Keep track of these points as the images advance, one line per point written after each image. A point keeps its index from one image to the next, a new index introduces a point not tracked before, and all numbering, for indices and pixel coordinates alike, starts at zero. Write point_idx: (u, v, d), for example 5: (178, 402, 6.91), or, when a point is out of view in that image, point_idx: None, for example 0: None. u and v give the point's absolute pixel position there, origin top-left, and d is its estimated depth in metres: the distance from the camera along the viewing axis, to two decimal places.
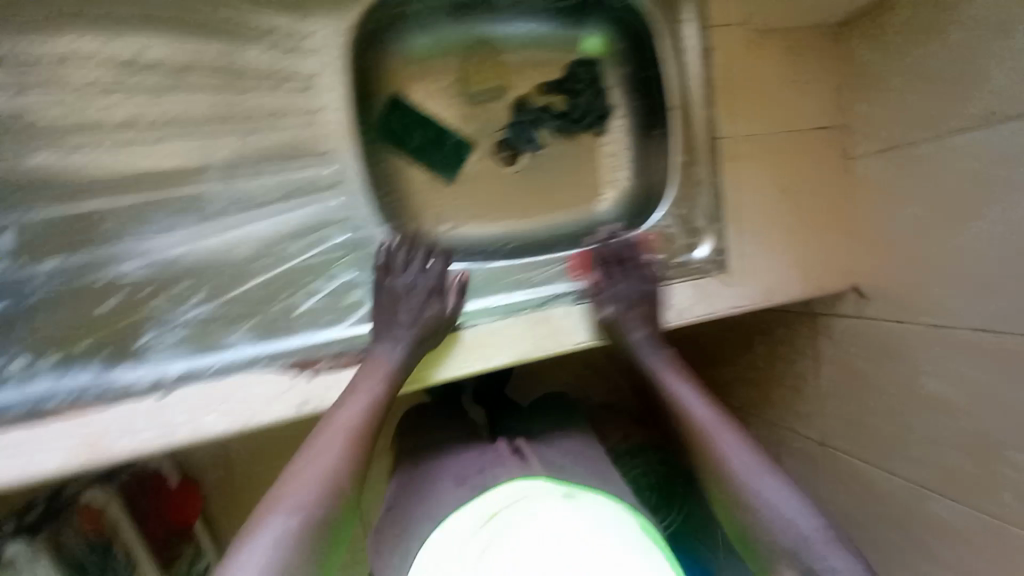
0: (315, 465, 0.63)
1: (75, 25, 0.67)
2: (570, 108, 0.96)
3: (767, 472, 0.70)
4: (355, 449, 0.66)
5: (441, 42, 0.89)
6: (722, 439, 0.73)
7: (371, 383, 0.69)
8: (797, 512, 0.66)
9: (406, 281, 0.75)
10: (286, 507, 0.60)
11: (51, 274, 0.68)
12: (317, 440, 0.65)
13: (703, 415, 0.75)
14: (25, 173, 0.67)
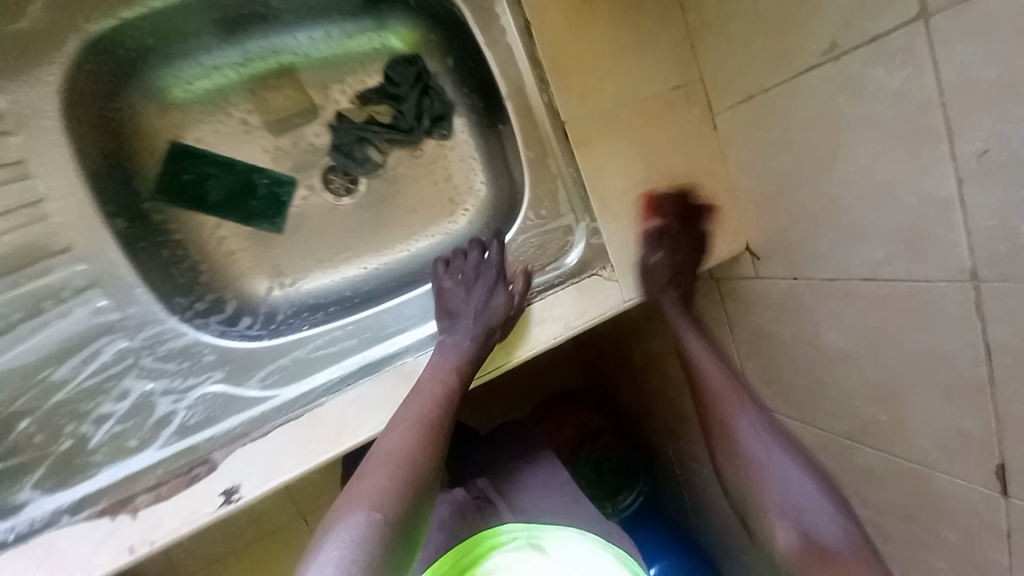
0: (397, 457, 0.59)
1: None
2: (397, 116, 0.82)
3: (776, 447, 0.73)
4: (432, 432, 0.61)
5: (214, 72, 0.74)
6: (728, 407, 0.78)
7: (439, 372, 0.66)
8: (800, 482, 0.69)
9: (476, 272, 0.73)
10: (351, 520, 0.54)
11: None
12: (388, 425, 0.62)
13: (716, 378, 0.81)
14: None
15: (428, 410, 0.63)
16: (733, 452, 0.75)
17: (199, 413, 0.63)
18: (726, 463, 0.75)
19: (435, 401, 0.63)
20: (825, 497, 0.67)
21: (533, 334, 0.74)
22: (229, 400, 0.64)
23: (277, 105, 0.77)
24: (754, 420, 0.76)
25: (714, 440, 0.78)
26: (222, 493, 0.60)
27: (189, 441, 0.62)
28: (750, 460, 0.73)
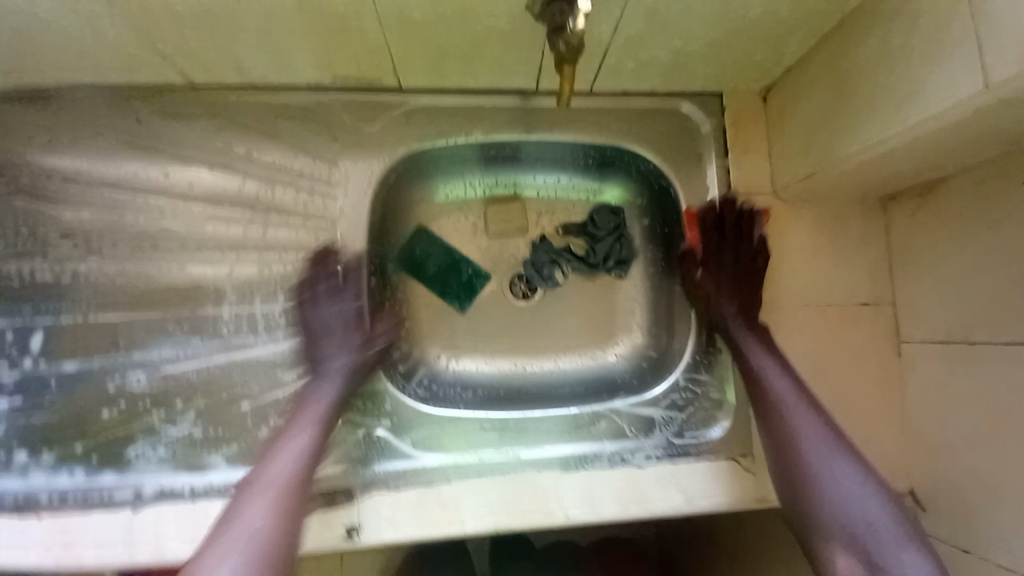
0: (220, 561, 0.59)
1: (143, 153, 0.76)
2: (589, 251, 0.93)
3: (839, 455, 0.68)
4: (284, 513, 0.64)
5: (468, 188, 0.93)
6: (794, 420, 0.70)
7: (306, 425, 0.69)
8: (881, 511, 0.65)
9: (337, 311, 0.77)
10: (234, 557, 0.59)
11: (68, 376, 0.73)
12: (248, 501, 0.64)
13: (784, 394, 0.72)
14: (67, 283, 0.75)
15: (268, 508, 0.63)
16: (792, 459, 0.69)
17: (362, 448, 0.73)
18: (780, 472, 0.71)
19: (290, 486, 0.65)
20: (901, 528, 0.63)
21: (656, 498, 0.73)
22: (389, 446, 0.73)
23: (501, 219, 0.93)
24: (819, 435, 0.69)
25: (773, 443, 0.71)
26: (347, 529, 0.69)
27: (342, 469, 0.71)
28: (810, 478, 0.68)
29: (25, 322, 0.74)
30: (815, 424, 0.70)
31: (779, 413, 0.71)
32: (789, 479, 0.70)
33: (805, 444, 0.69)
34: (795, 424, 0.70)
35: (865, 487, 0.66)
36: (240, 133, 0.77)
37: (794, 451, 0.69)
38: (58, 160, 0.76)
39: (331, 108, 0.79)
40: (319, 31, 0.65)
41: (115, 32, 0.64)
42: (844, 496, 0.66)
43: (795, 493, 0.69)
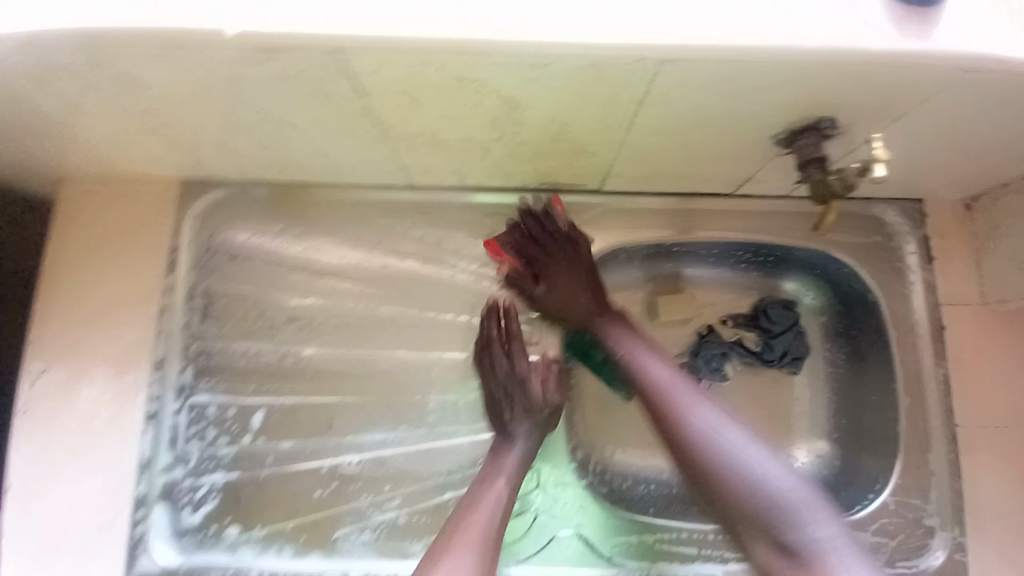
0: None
1: (360, 243, 0.83)
2: (763, 346, 0.91)
3: (742, 435, 0.68)
4: (486, 550, 0.65)
5: (638, 273, 0.94)
6: (679, 399, 0.70)
7: (502, 471, 0.72)
8: (761, 461, 0.66)
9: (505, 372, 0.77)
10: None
11: (283, 454, 0.78)
12: (464, 522, 0.67)
13: (661, 376, 0.73)
14: (286, 365, 0.81)
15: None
16: (692, 435, 0.68)
17: (566, 545, 0.79)
18: (685, 453, 0.68)
19: (486, 534, 0.66)
20: (815, 494, 0.64)
21: None
22: (587, 549, 0.79)
23: (671, 310, 0.94)
24: (708, 409, 0.69)
25: (654, 399, 0.72)
26: None
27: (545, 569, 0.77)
28: (710, 445, 0.67)
29: (247, 400, 0.80)
30: (701, 400, 0.70)
31: (670, 404, 0.70)
32: (679, 452, 0.69)
33: (696, 416, 0.69)
34: (676, 396, 0.71)
35: (762, 461, 0.66)
36: (451, 229, 0.83)
37: (694, 420, 0.69)
38: (286, 250, 0.84)
39: (531, 208, 0.83)
40: (560, 152, 0.69)
41: (376, 150, 0.71)
42: (734, 453, 0.66)
43: (684, 452, 0.68)
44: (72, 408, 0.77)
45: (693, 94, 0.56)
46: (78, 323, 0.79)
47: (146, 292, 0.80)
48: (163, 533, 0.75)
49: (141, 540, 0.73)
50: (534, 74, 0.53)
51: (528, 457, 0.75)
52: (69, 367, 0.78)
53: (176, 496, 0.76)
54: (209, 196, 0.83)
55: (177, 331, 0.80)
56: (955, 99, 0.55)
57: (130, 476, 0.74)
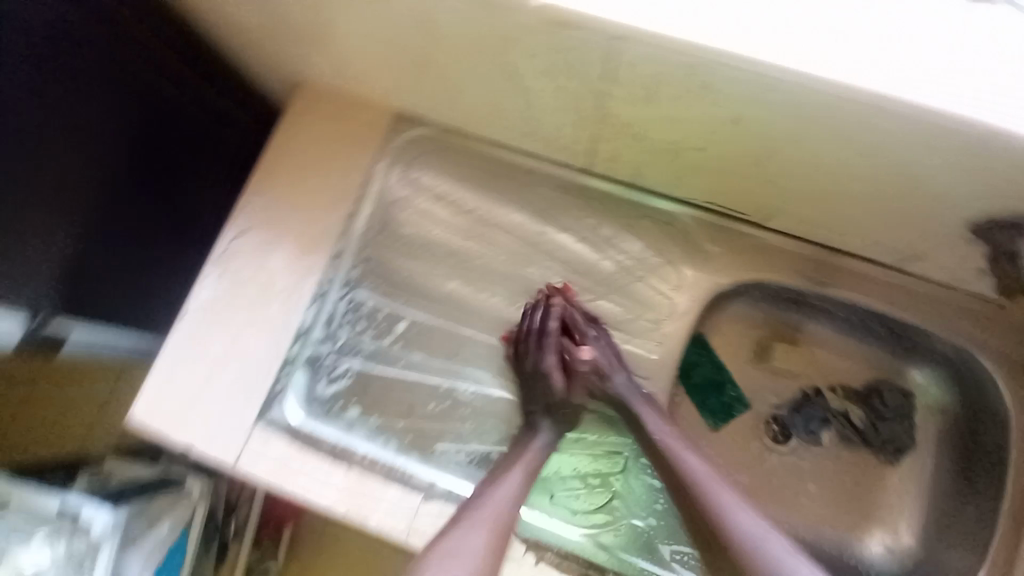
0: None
1: (527, 208, 0.93)
2: (867, 426, 0.93)
3: (775, 535, 0.70)
4: (494, 539, 0.71)
5: (770, 311, 0.95)
6: (712, 492, 0.74)
7: (526, 461, 0.80)
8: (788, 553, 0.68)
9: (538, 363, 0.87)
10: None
11: (414, 363, 0.96)
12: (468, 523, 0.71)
13: (689, 464, 0.77)
14: (439, 292, 0.94)
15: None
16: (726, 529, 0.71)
17: (628, 533, 0.84)
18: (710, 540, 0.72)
19: (496, 521, 0.72)
20: None
21: None
22: (648, 545, 0.84)
23: (787, 360, 0.96)
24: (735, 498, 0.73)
25: (684, 487, 0.76)
26: None
27: (599, 547, 0.81)
28: (747, 542, 0.69)
29: (396, 308, 0.92)
30: (733, 495, 0.74)
31: (703, 499, 0.74)
32: (716, 549, 0.72)
33: (728, 512, 0.72)
34: (698, 481, 0.75)
35: (785, 554, 0.68)
36: (609, 218, 0.90)
37: (722, 505, 0.72)
38: (462, 195, 0.96)
39: (687, 223, 0.88)
40: (751, 177, 0.75)
41: (585, 132, 0.78)
42: (758, 542, 0.69)
43: (712, 539, 0.72)
44: (257, 268, 0.89)
45: (922, 160, 0.60)
46: (280, 200, 0.90)
47: (339, 194, 0.90)
48: (298, 393, 0.88)
49: (281, 395, 0.86)
50: (782, 99, 0.58)
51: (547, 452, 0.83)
52: (263, 235, 0.89)
53: (318, 367, 0.90)
54: (411, 132, 0.93)
55: (356, 233, 0.91)
56: None
57: (288, 338, 0.86)
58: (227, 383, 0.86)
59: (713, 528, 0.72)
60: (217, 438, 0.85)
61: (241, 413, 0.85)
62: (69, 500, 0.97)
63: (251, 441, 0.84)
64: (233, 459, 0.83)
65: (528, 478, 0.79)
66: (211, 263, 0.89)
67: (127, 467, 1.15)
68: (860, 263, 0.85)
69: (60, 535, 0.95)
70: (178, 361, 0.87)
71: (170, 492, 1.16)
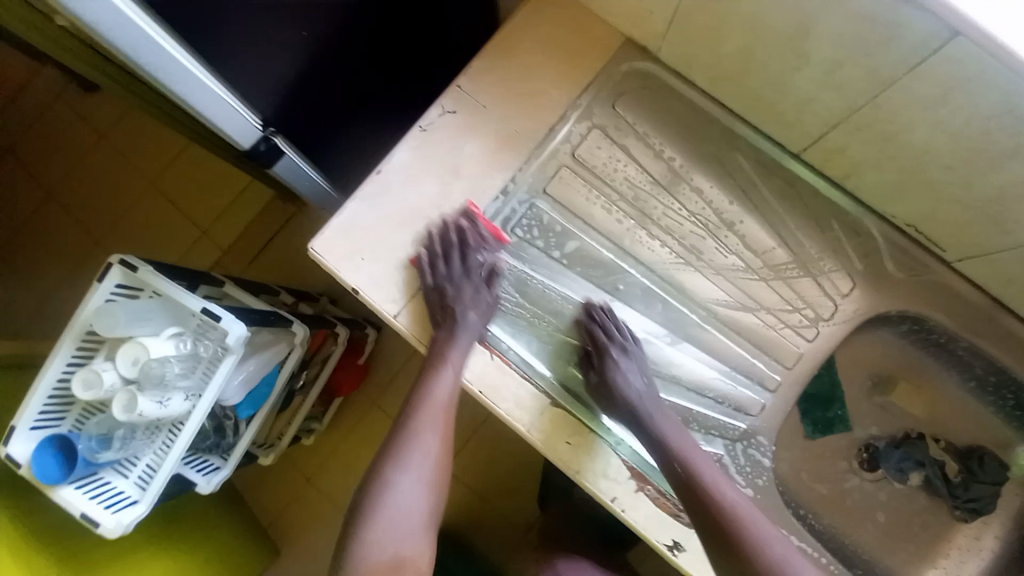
0: (414, 463, 0.83)
1: (719, 176, 0.95)
2: (959, 481, 0.95)
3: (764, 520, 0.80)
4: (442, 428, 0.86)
5: (903, 351, 0.98)
6: (713, 481, 0.80)
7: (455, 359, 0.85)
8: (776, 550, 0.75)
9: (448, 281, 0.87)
10: (421, 457, 0.84)
11: (568, 282, 0.96)
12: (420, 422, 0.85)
13: (688, 450, 0.83)
14: (614, 225, 0.96)
15: (434, 422, 0.86)
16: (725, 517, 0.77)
17: None
18: (705, 522, 0.78)
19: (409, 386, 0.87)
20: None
21: None
22: None
23: (905, 399, 0.99)
24: (732, 494, 0.80)
25: (683, 475, 0.81)
26: (673, 543, 0.83)
27: None
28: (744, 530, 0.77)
29: (571, 227, 0.97)
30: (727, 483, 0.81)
31: (704, 487, 0.79)
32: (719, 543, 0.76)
33: (728, 503, 0.79)
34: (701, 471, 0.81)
35: (765, 544, 0.76)
36: (797, 211, 0.93)
37: (721, 496, 0.79)
38: (661, 142, 0.96)
39: (874, 238, 0.91)
40: (981, 213, 0.76)
41: (837, 120, 0.78)
42: (748, 532, 0.76)
43: (717, 533, 0.77)
44: (453, 149, 0.91)
45: None
46: (492, 91, 0.91)
47: (553, 106, 0.92)
48: None
49: (451, 271, 0.87)
50: None
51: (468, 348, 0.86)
52: (467, 120, 0.91)
53: (484, 259, 0.96)
54: (641, 67, 0.94)
55: (555, 145, 0.94)
56: None
57: (466, 223, 0.92)
58: (408, 245, 0.90)
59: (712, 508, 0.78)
60: (381, 290, 0.90)
61: (407, 275, 0.90)
62: (207, 307, 0.90)
63: (412, 302, 0.90)
64: (395, 312, 0.90)
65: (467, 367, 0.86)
66: (417, 130, 0.91)
67: (240, 293, 1.16)
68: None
69: (183, 335, 0.91)
70: (358, 206, 0.90)
71: (278, 328, 1.16)
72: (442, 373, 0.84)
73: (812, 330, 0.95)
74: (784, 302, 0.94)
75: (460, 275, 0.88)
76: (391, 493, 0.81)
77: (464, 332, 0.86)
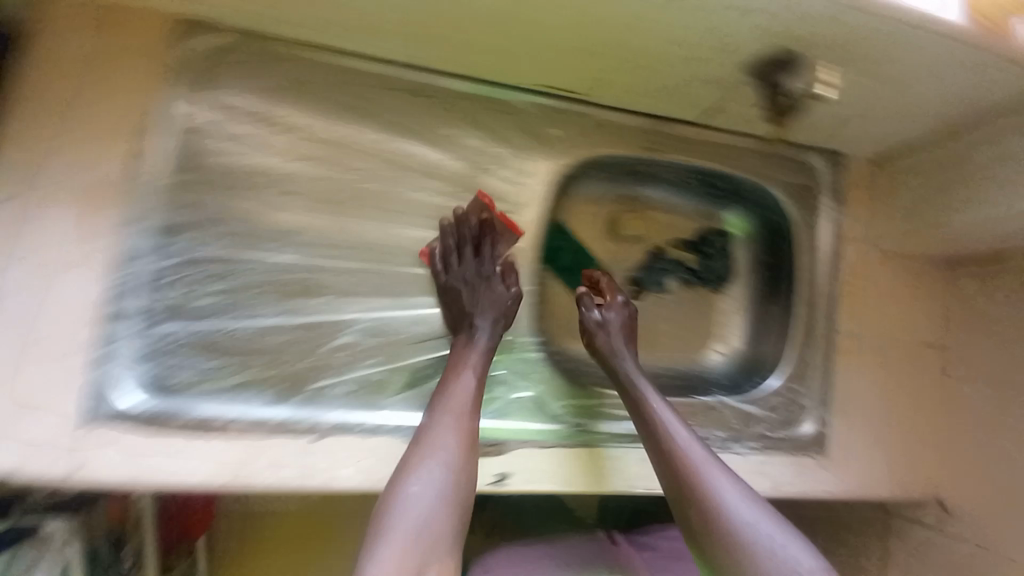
0: (421, 480, 0.67)
1: (354, 119, 0.84)
2: (699, 266, 1.08)
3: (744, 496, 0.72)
4: (462, 428, 0.73)
5: (611, 190, 1.04)
6: (693, 460, 0.74)
7: (460, 366, 0.78)
8: (757, 530, 0.69)
9: (470, 275, 0.83)
10: (430, 469, 0.68)
11: (259, 312, 0.80)
12: (435, 420, 0.72)
13: (671, 420, 0.78)
14: (277, 224, 0.82)
15: (451, 419, 0.72)
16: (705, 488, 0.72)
17: (518, 405, 0.85)
18: (679, 502, 0.73)
19: (458, 401, 0.74)
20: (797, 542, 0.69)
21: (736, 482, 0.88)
22: (535, 410, 0.86)
23: (633, 226, 1.06)
24: (717, 465, 0.74)
25: (658, 444, 0.77)
26: (498, 476, 0.78)
27: (497, 427, 0.84)
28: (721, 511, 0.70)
29: (228, 252, 0.80)
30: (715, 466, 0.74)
31: (680, 461, 0.74)
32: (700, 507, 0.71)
33: (711, 477, 0.73)
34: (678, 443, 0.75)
35: (740, 518, 0.70)
36: (444, 114, 0.87)
37: (696, 469, 0.73)
38: (274, 112, 0.82)
39: (522, 108, 0.89)
40: (569, 47, 0.75)
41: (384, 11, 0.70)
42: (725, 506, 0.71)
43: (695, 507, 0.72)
44: (15, 244, 0.66)
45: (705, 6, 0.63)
46: (24, 150, 0.67)
47: (120, 135, 0.71)
48: (122, 376, 0.71)
49: (460, 358, 0.78)
50: None
51: (491, 348, 0.81)
52: (17, 201, 0.67)
53: (152, 345, 0.75)
54: (196, 42, 0.76)
55: (149, 176, 0.73)
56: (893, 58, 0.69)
57: (94, 320, 0.69)
58: (31, 380, 0.66)
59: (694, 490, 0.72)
60: (31, 460, 0.65)
61: (54, 419, 0.67)
62: None
63: (85, 446, 0.68)
64: (68, 470, 0.66)
65: (482, 379, 0.78)
66: None
67: None
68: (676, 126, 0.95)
69: None
70: None
71: None
72: (456, 372, 0.77)
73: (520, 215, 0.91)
74: (482, 199, 0.88)
75: (477, 270, 0.84)
76: (389, 542, 0.63)
77: (484, 334, 0.81)
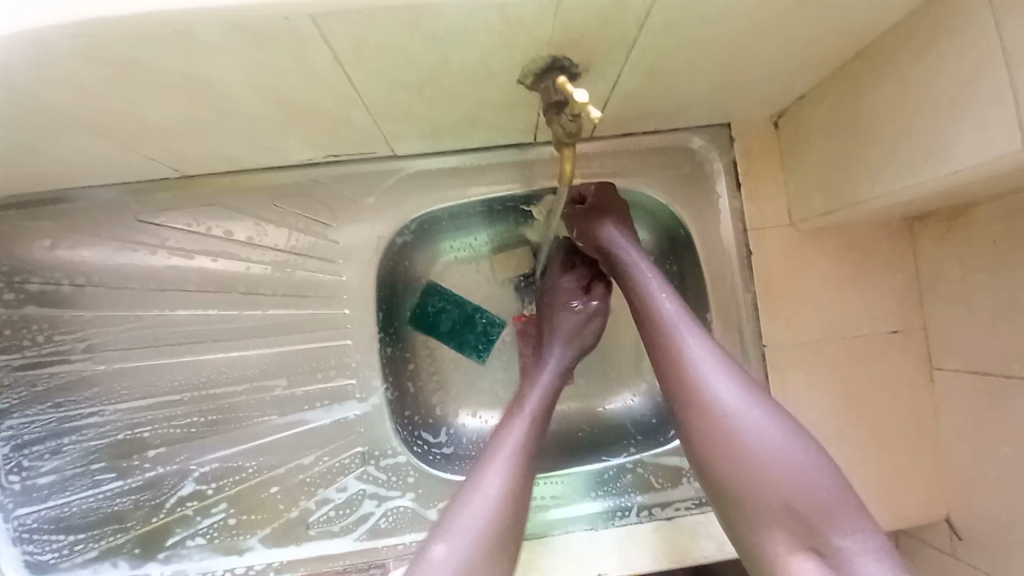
0: (499, 475, 0.61)
1: (139, 251, 0.76)
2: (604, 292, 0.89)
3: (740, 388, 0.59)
4: (530, 456, 0.63)
5: (475, 232, 0.86)
6: (687, 351, 0.61)
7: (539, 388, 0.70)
8: (739, 413, 0.58)
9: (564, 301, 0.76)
10: (507, 462, 0.62)
11: (100, 475, 0.76)
12: (492, 456, 0.62)
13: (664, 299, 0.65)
14: (94, 383, 0.76)
15: (515, 441, 0.63)
16: (682, 386, 0.60)
17: (390, 520, 0.75)
18: (679, 415, 0.61)
19: (533, 434, 0.65)
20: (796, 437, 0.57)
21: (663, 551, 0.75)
22: (415, 516, 0.75)
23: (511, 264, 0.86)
24: (714, 361, 0.60)
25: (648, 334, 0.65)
26: None
27: (379, 539, 0.75)
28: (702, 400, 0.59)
29: (54, 424, 0.76)
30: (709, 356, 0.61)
31: (669, 342, 0.62)
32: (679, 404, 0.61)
33: (696, 366, 0.60)
34: (690, 363, 0.61)
35: (772, 465, 0.56)
36: (233, 218, 0.76)
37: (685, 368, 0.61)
38: (54, 268, 0.75)
39: (319, 183, 0.76)
40: (310, 123, 0.61)
41: (89, 148, 0.61)
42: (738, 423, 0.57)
43: (681, 408, 0.61)
44: None
45: (406, 42, 0.48)
46: None
47: None
48: (5, 564, 0.74)
49: (534, 377, 0.71)
50: (204, 42, 0.45)
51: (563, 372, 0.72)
52: None
53: (17, 532, 0.75)
54: None
55: None
56: (694, 28, 0.52)
57: None
58: None
59: (679, 388, 0.61)
60: None
61: None
62: None
63: None
64: None
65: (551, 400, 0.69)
66: None
67: None
68: (521, 146, 0.77)
69: None
70: None
71: None
72: (527, 394, 0.69)
73: (353, 301, 0.78)
74: (303, 302, 0.77)
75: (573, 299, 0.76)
76: (463, 520, 0.57)
77: (560, 345, 0.74)
